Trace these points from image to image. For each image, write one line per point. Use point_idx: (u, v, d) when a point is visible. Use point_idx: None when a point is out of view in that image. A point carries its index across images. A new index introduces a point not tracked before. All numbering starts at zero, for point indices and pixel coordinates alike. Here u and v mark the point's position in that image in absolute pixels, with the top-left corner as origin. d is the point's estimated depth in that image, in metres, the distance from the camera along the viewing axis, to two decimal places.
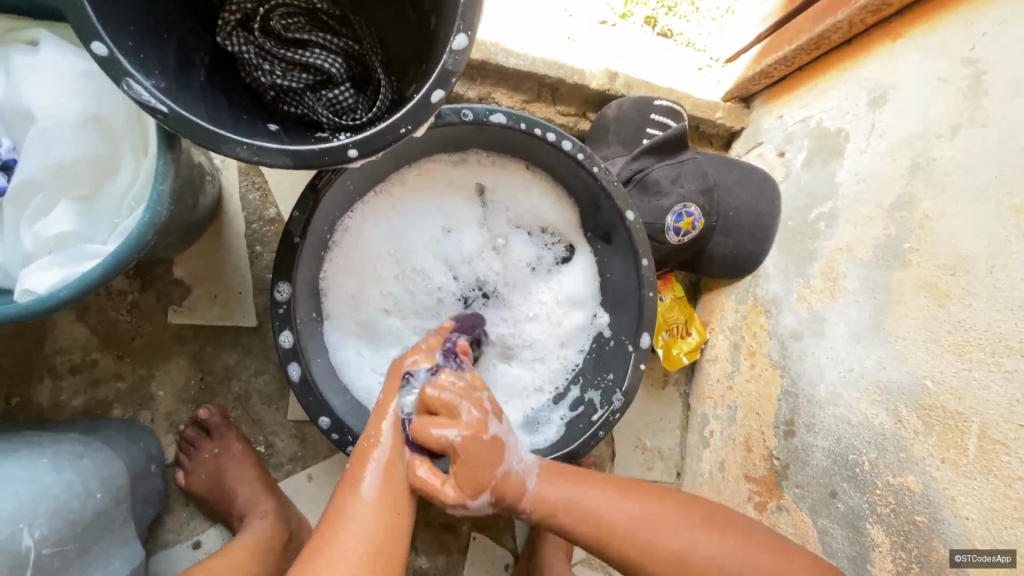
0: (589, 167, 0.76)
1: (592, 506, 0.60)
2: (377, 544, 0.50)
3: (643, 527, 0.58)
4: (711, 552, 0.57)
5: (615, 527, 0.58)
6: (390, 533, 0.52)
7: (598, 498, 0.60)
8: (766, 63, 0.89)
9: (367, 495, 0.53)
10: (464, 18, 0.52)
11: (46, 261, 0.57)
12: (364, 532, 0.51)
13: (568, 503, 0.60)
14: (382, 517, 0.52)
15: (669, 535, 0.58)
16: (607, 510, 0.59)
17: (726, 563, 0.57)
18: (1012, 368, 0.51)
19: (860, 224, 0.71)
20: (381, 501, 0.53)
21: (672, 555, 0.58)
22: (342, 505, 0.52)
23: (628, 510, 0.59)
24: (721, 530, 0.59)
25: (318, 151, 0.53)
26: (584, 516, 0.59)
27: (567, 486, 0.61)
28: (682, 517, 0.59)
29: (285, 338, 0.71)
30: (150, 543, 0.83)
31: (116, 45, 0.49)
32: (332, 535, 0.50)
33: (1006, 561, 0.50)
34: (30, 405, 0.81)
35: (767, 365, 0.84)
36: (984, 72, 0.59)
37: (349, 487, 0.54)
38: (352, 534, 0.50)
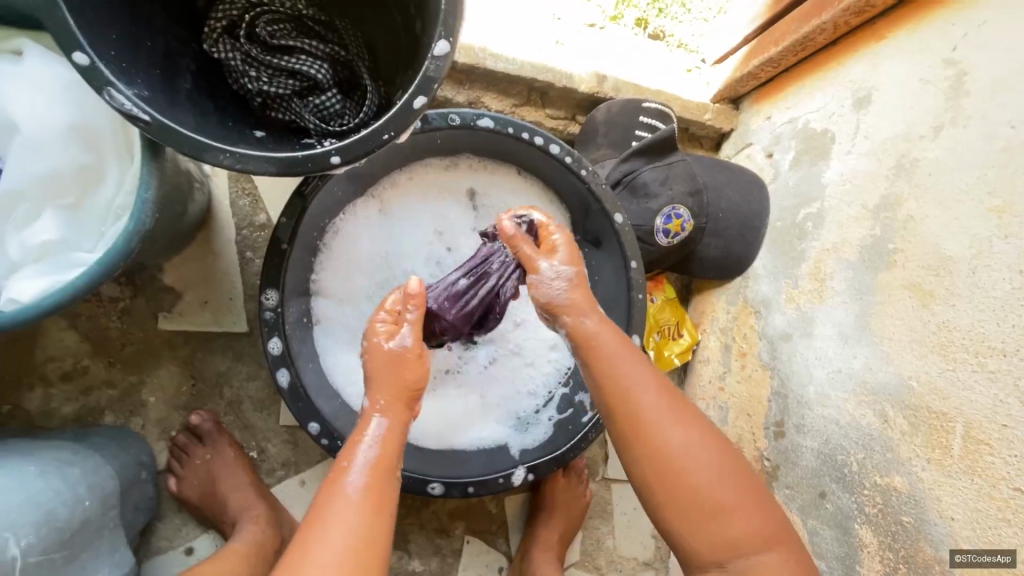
0: (577, 171, 0.77)
1: (623, 370, 0.56)
2: (360, 544, 0.48)
3: (655, 420, 0.55)
4: (705, 468, 0.54)
5: (631, 399, 0.55)
6: (376, 539, 0.49)
7: (632, 368, 0.57)
8: (753, 65, 0.89)
9: (352, 491, 0.50)
10: (445, 24, 0.52)
11: (32, 270, 0.57)
12: (348, 530, 0.48)
13: (606, 357, 0.57)
14: (370, 520, 0.49)
15: (673, 435, 0.54)
16: (632, 384, 0.56)
17: (712, 486, 0.53)
18: (996, 368, 0.51)
19: (846, 224, 0.71)
20: (368, 500, 0.50)
21: (665, 456, 0.54)
22: (326, 499, 0.50)
23: (650, 397, 0.55)
24: (725, 456, 0.55)
25: (302, 157, 0.53)
26: (610, 378, 0.56)
27: (613, 343, 0.58)
28: (691, 425, 0.55)
29: (275, 344, 0.72)
30: (143, 550, 0.83)
31: (98, 55, 0.49)
32: (314, 532, 0.48)
33: (1006, 561, 0.49)
34: (21, 412, 0.81)
35: (757, 365, 0.84)
36: (965, 73, 0.59)
37: (336, 478, 0.51)
38: (337, 532, 0.48)
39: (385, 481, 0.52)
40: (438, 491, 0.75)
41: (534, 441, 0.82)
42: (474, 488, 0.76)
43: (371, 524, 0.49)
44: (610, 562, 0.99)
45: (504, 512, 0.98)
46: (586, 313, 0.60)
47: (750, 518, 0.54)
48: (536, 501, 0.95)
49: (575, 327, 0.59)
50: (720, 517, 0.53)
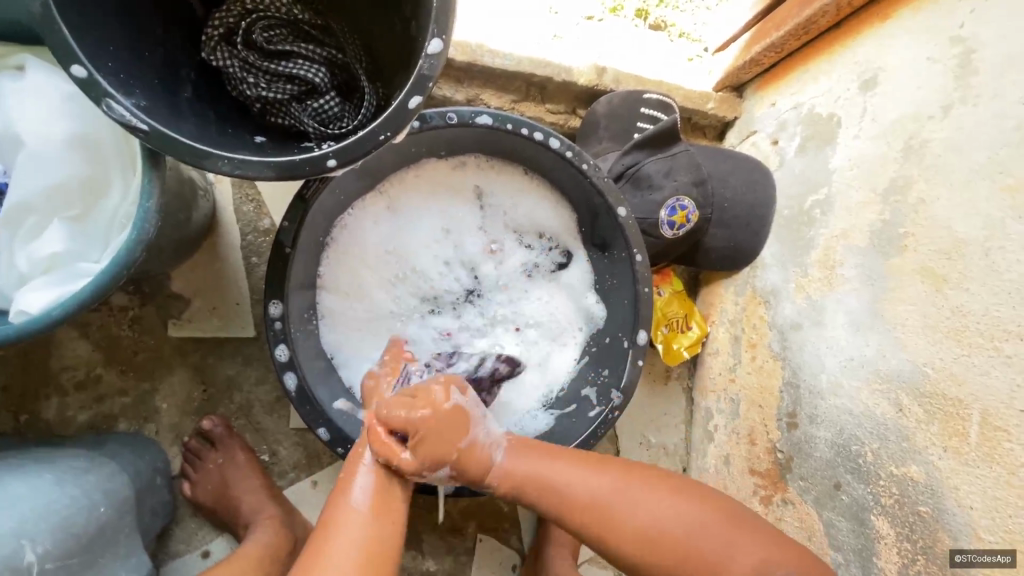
0: (578, 164, 0.75)
1: (558, 473, 0.60)
2: (369, 549, 0.52)
3: (605, 500, 0.57)
4: (675, 525, 0.55)
5: (571, 500, 0.58)
6: (384, 543, 0.53)
7: (565, 469, 0.60)
8: (755, 51, 0.87)
9: (357, 502, 0.54)
10: (438, 23, 0.52)
11: (41, 282, 0.58)
12: (357, 538, 0.52)
13: (538, 485, 0.59)
14: (375, 526, 0.53)
15: (632, 508, 0.57)
16: (573, 490, 0.58)
17: (692, 537, 0.55)
18: (1012, 353, 0.50)
19: (854, 210, 0.70)
20: (373, 509, 0.54)
21: (632, 529, 0.56)
22: (333, 509, 0.54)
23: (586, 485, 0.59)
24: (691, 502, 0.57)
25: (299, 160, 0.52)
26: (552, 493, 0.59)
27: (539, 460, 0.61)
28: (644, 490, 0.58)
29: (281, 351, 0.72)
30: (161, 554, 0.85)
31: (96, 68, 0.49)
32: (326, 538, 0.52)
33: (1006, 561, 0.49)
34: (38, 422, 0.83)
35: (768, 356, 0.82)
36: (973, 51, 0.57)
37: (342, 491, 0.55)
38: (349, 541, 0.51)
39: (387, 489, 0.56)
40: (448, 490, 0.75)
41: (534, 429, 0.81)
42: None
43: (378, 529, 0.53)
44: None
45: (517, 509, 0.98)
46: (495, 446, 0.60)
47: (738, 551, 0.54)
48: None
49: (493, 468, 0.60)
50: (719, 561, 0.54)
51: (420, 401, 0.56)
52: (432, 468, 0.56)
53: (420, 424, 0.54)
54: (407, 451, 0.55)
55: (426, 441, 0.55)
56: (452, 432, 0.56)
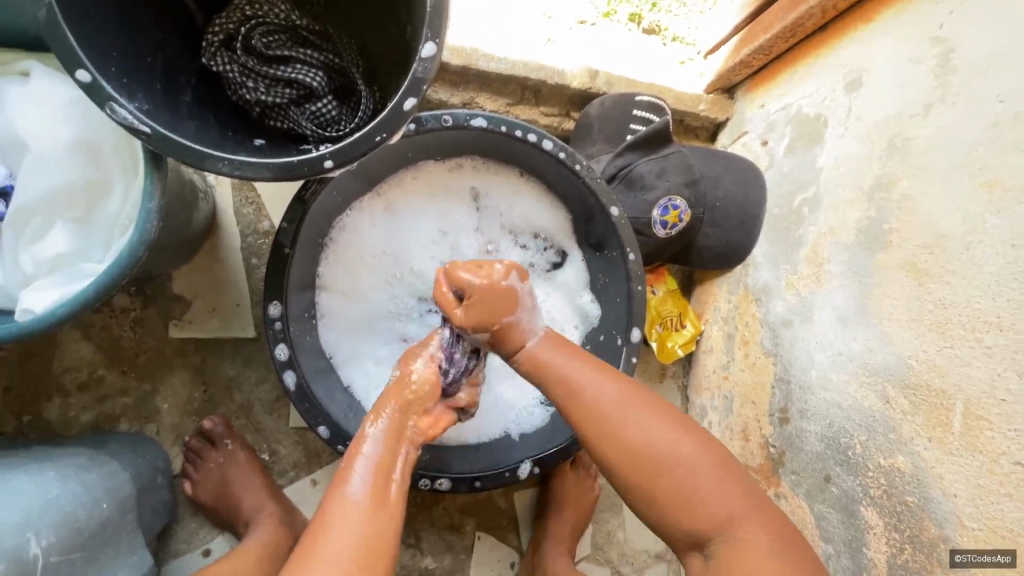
0: (571, 165, 0.77)
1: (575, 372, 0.58)
2: (368, 544, 0.49)
3: (610, 411, 0.56)
4: (666, 460, 0.54)
5: (580, 391, 0.57)
6: (381, 536, 0.50)
7: (582, 371, 0.59)
8: (744, 54, 0.89)
9: (354, 493, 0.51)
10: (432, 27, 0.53)
11: (45, 282, 0.60)
12: (354, 532, 0.49)
13: (557, 369, 0.59)
14: (372, 520, 0.50)
15: (634, 425, 0.55)
16: (583, 389, 0.57)
17: (688, 466, 0.54)
18: (992, 344, 0.51)
19: (842, 207, 0.71)
20: (371, 503, 0.51)
21: (626, 446, 0.55)
22: (331, 504, 0.51)
23: (598, 388, 0.57)
24: (697, 442, 0.56)
25: (297, 161, 0.54)
26: (562, 382, 0.58)
27: (563, 357, 0.60)
28: (655, 417, 0.56)
29: (281, 351, 0.73)
30: (161, 552, 0.85)
31: (100, 73, 0.51)
32: (322, 530, 0.49)
33: (1007, 561, 0.49)
34: (40, 422, 0.84)
35: (760, 353, 0.84)
36: (952, 51, 0.59)
37: (338, 485, 0.52)
38: (343, 531, 0.49)
39: (384, 482, 0.53)
40: (445, 487, 0.76)
41: (530, 426, 0.83)
42: (481, 483, 0.77)
43: (375, 522, 0.50)
44: (622, 556, 1.00)
45: (515, 508, 0.99)
46: (533, 331, 0.61)
47: (723, 493, 0.54)
48: (545, 496, 0.96)
49: (525, 349, 0.61)
50: (702, 493, 0.54)
51: (483, 271, 0.62)
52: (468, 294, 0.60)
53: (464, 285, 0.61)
54: (460, 310, 0.61)
55: (475, 303, 0.60)
56: (500, 304, 0.60)
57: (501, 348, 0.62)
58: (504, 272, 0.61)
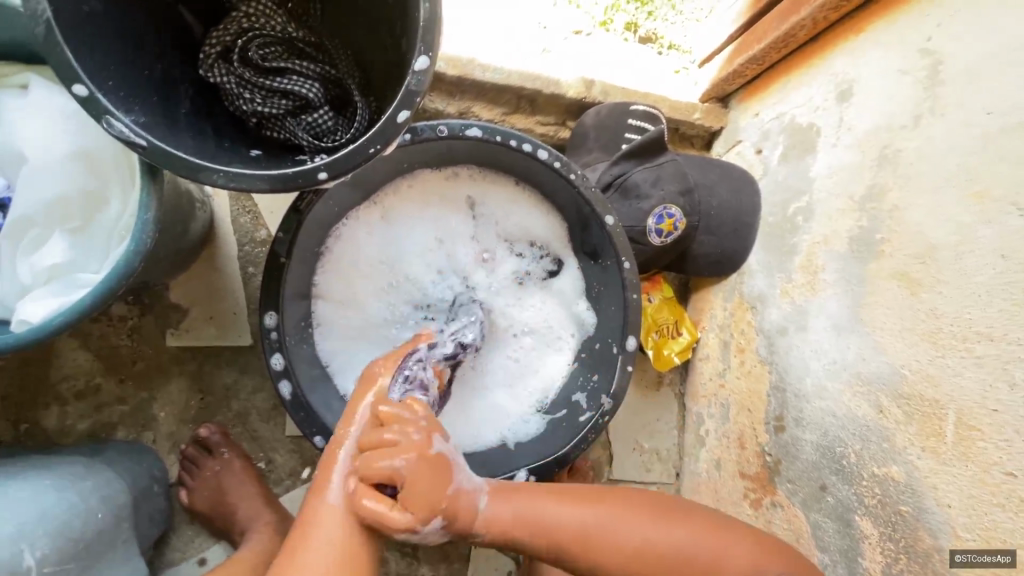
0: (566, 175, 0.77)
1: (550, 516, 0.59)
2: (347, 549, 0.54)
3: (597, 532, 0.58)
4: (663, 542, 0.58)
5: (561, 531, 0.59)
6: (359, 532, 0.55)
7: (551, 507, 0.60)
8: (737, 63, 0.90)
9: (334, 497, 0.56)
10: (425, 40, 0.54)
11: (42, 293, 0.60)
12: (334, 536, 0.54)
13: (529, 517, 0.59)
14: (352, 524, 0.55)
15: (621, 532, 0.58)
16: (557, 520, 0.59)
17: (690, 546, 0.58)
18: (983, 354, 0.52)
19: (835, 216, 0.71)
20: (349, 508, 0.56)
21: (625, 550, 0.58)
22: (312, 508, 0.56)
23: (571, 521, 0.59)
24: (683, 516, 0.60)
25: (292, 173, 0.54)
26: (540, 531, 0.59)
27: (522, 497, 0.60)
28: (631, 514, 0.60)
29: (277, 360, 0.73)
30: (157, 561, 0.85)
31: (96, 86, 0.51)
32: (305, 537, 0.55)
33: (1006, 561, 0.48)
34: (37, 430, 0.84)
35: (756, 361, 0.84)
36: (940, 62, 0.59)
37: (320, 489, 0.57)
38: (325, 536, 0.54)
39: (362, 486, 0.57)
40: None
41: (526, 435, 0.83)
42: None
43: (353, 521, 0.55)
44: None
45: None
46: (477, 492, 0.58)
47: (729, 550, 0.58)
48: None
49: (478, 514, 0.58)
50: (715, 561, 0.57)
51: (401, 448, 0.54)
52: (417, 510, 0.53)
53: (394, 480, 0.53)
54: (399, 513, 0.53)
55: (411, 487, 0.53)
56: (432, 480, 0.53)
57: (451, 527, 0.57)
58: (425, 438, 0.54)
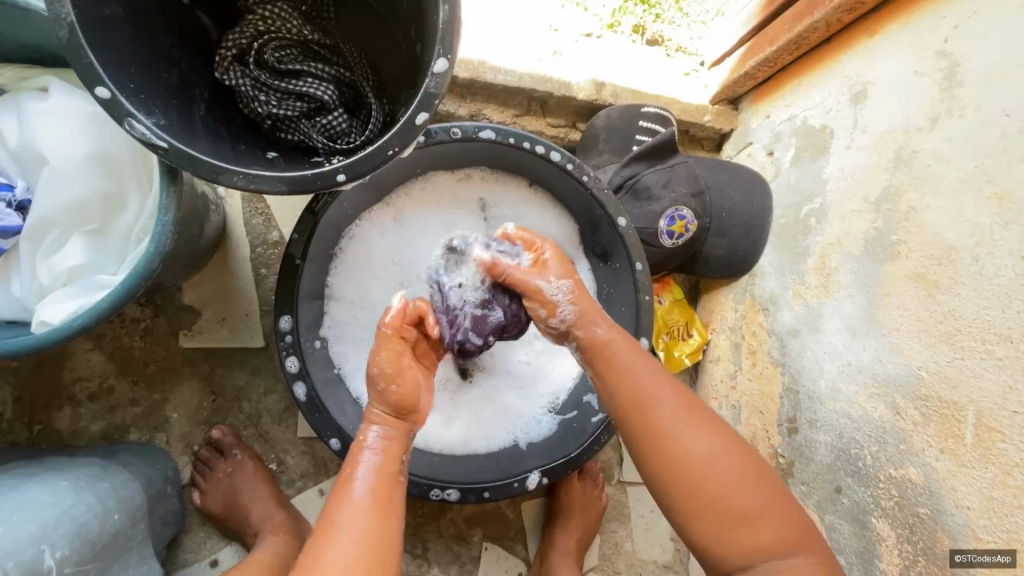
0: (579, 176, 0.78)
1: (643, 381, 0.56)
2: (372, 547, 0.49)
3: (668, 427, 0.53)
4: (727, 475, 0.52)
5: (640, 406, 0.55)
6: (389, 540, 0.50)
7: (650, 379, 0.56)
8: (749, 65, 0.90)
9: (359, 498, 0.51)
10: (443, 43, 0.54)
11: (60, 294, 0.61)
12: (358, 536, 0.49)
13: (623, 369, 0.57)
14: (377, 523, 0.50)
15: (693, 444, 0.53)
16: (648, 391, 0.55)
17: (735, 490, 0.52)
18: (1003, 356, 0.51)
19: (849, 218, 0.71)
20: (374, 506, 0.51)
21: (685, 460, 0.53)
22: (333, 511, 0.50)
23: (664, 399, 0.55)
24: (751, 466, 0.53)
25: (310, 175, 0.54)
26: (627, 388, 0.56)
27: (631, 357, 0.58)
28: (715, 434, 0.54)
29: (292, 362, 0.74)
30: (169, 563, 0.85)
31: (118, 89, 0.52)
32: (326, 537, 0.49)
33: (1006, 562, 0.50)
34: (51, 431, 0.84)
35: (768, 363, 0.84)
36: (957, 64, 0.59)
37: (342, 487, 0.52)
38: (349, 537, 0.48)
39: (389, 486, 0.53)
40: (453, 497, 0.76)
41: (538, 435, 0.83)
42: (490, 493, 0.76)
43: (382, 527, 0.50)
44: (629, 566, 0.99)
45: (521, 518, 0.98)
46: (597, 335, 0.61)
47: (771, 521, 0.52)
48: (552, 506, 0.96)
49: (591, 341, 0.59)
50: (743, 513, 0.52)
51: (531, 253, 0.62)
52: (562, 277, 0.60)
53: (522, 284, 0.60)
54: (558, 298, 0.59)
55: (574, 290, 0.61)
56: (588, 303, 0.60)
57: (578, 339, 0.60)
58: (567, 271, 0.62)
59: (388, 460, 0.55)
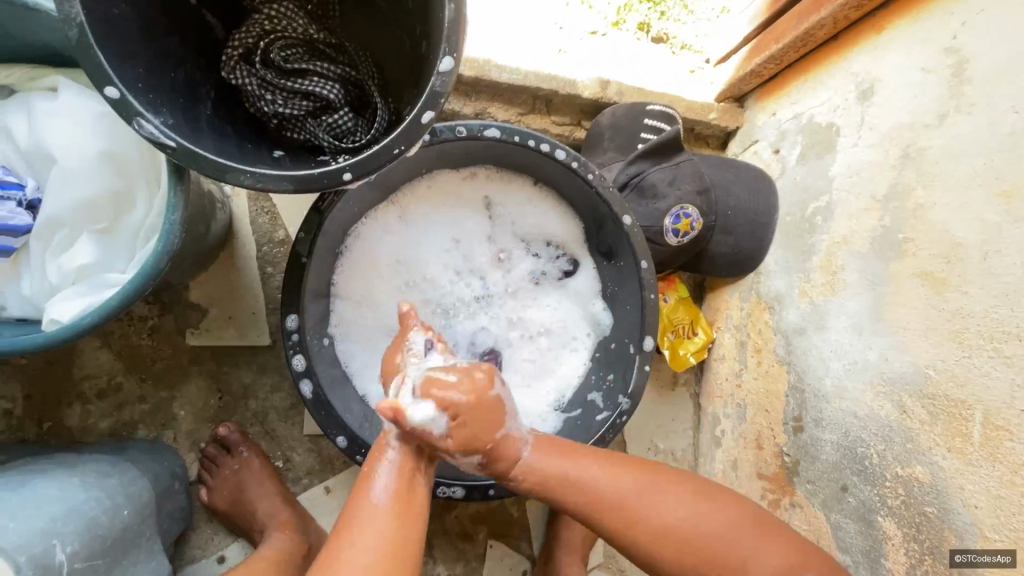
0: (584, 174, 0.77)
1: (592, 477, 0.56)
2: (391, 549, 0.48)
3: (633, 501, 0.55)
4: (706, 528, 0.54)
5: (597, 493, 0.56)
6: (409, 544, 0.50)
7: (596, 469, 0.57)
8: (755, 63, 0.89)
9: (379, 499, 0.51)
10: (449, 41, 0.54)
11: (70, 292, 0.61)
12: (377, 536, 0.49)
13: (568, 476, 0.57)
14: (397, 525, 0.50)
15: (659, 509, 0.55)
16: (599, 483, 0.56)
17: (723, 538, 0.54)
18: (1011, 354, 0.51)
19: (855, 216, 0.71)
20: (394, 508, 0.51)
21: (660, 527, 0.54)
22: (354, 509, 0.51)
23: (613, 485, 0.56)
24: (723, 508, 0.56)
25: (317, 174, 0.55)
26: (578, 486, 0.56)
27: (563, 458, 0.58)
28: (676, 494, 0.56)
29: (298, 361, 0.74)
30: (176, 559, 0.86)
31: (127, 88, 0.52)
32: (346, 536, 0.49)
33: (1005, 560, 0.50)
34: (60, 428, 0.85)
35: (773, 361, 0.83)
36: (966, 61, 0.59)
37: (363, 487, 0.52)
38: (369, 538, 0.49)
39: (411, 485, 0.53)
40: (458, 494, 0.76)
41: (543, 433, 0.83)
42: (495, 491, 0.76)
43: (403, 530, 0.50)
44: (634, 564, 0.99)
45: (526, 516, 0.99)
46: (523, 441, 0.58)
47: (764, 551, 0.54)
48: None
49: (520, 459, 0.57)
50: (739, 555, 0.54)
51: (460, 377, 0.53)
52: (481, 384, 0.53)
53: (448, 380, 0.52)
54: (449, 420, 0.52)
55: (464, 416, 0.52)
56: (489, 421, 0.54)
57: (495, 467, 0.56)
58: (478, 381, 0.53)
59: (409, 458, 0.54)
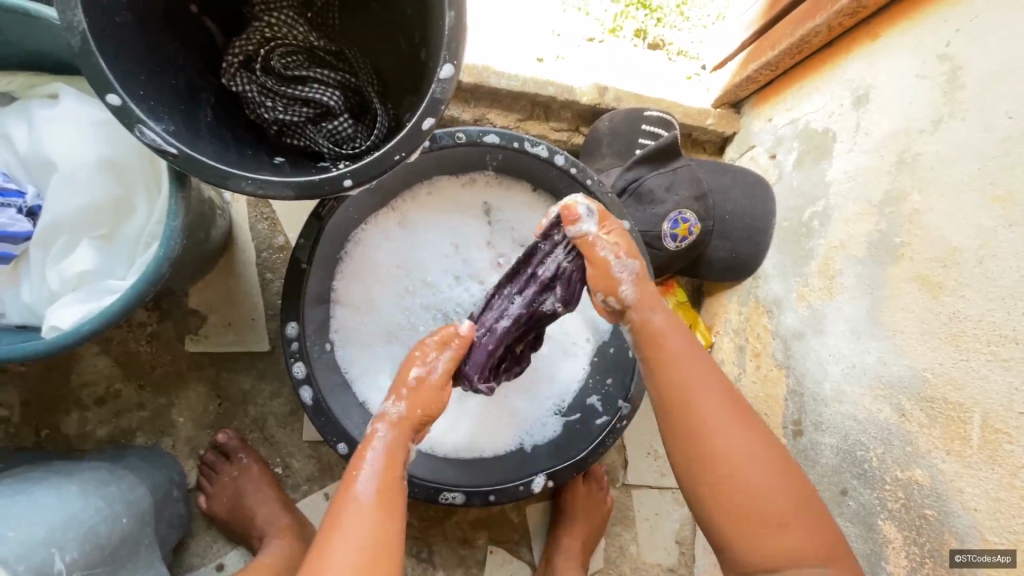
0: (583, 180, 0.78)
1: (690, 386, 0.57)
2: (373, 548, 0.50)
3: (711, 426, 0.55)
4: (759, 480, 0.54)
5: (686, 399, 0.56)
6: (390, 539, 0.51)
7: (694, 382, 0.57)
8: (751, 69, 0.90)
9: (361, 498, 0.52)
10: (450, 49, 0.54)
11: (69, 299, 0.61)
12: (361, 536, 0.50)
13: (671, 369, 0.58)
14: (381, 523, 0.51)
15: (729, 445, 0.55)
16: (689, 390, 0.57)
17: (762, 495, 0.54)
18: (1009, 357, 0.52)
19: (851, 221, 0.72)
20: (377, 507, 0.52)
21: (721, 458, 0.54)
22: (338, 509, 0.51)
23: (706, 398, 0.56)
24: (789, 482, 0.55)
25: (318, 180, 0.55)
26: (672, 383, 0.57)
27: (679, 357, 0.58)
28: (751, 441, 0.55)
29: (298, 368, 0.75)
30: (175, 567, 0.86)
31: (129, 96, 0.52)
32: (331, 537, 0.50)
33: (1006, 561, 0.50)
34: (58, 436, 0.85)
35: (772, 365, 0.84)
36: (960, 67, 0.60)
37: (347, 488, 0.53)
38: (352, 535, 0.50)
39: (392, 489, 0.54)
40: (457, 500, 0.76)
41: (541, 439, 0.83)
42: (494, 497, 0.77)
43: (384, 528, 0.51)
44: (635, 569, 0.99)
45: (526, 521, 0.98)
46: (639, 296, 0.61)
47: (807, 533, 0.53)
48: (556, 508, 0.95)
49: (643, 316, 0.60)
50: (762, 518, 0.53)
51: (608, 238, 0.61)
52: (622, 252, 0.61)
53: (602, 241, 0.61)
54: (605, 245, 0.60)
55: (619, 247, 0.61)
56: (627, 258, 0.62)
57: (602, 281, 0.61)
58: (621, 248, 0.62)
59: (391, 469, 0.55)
